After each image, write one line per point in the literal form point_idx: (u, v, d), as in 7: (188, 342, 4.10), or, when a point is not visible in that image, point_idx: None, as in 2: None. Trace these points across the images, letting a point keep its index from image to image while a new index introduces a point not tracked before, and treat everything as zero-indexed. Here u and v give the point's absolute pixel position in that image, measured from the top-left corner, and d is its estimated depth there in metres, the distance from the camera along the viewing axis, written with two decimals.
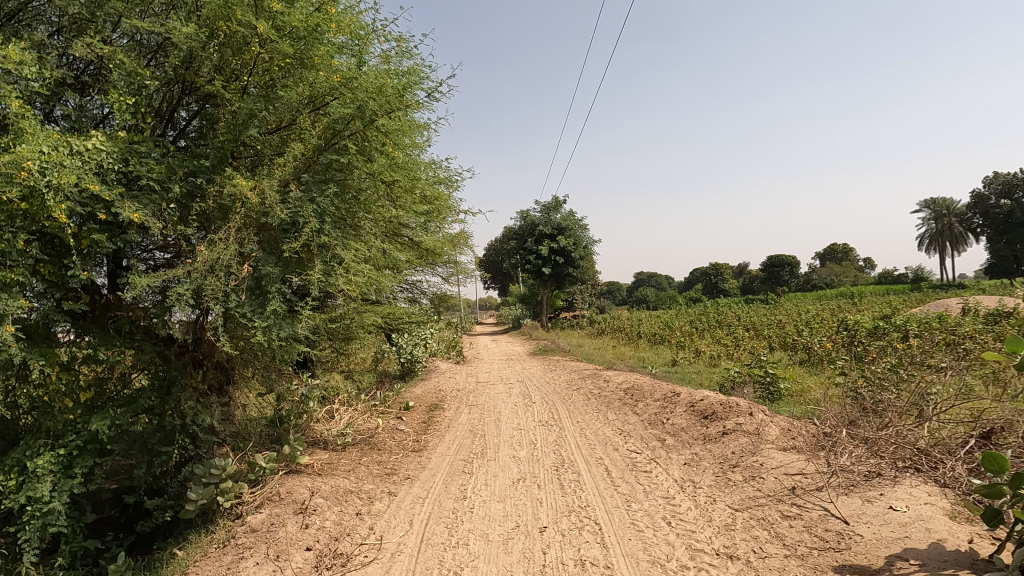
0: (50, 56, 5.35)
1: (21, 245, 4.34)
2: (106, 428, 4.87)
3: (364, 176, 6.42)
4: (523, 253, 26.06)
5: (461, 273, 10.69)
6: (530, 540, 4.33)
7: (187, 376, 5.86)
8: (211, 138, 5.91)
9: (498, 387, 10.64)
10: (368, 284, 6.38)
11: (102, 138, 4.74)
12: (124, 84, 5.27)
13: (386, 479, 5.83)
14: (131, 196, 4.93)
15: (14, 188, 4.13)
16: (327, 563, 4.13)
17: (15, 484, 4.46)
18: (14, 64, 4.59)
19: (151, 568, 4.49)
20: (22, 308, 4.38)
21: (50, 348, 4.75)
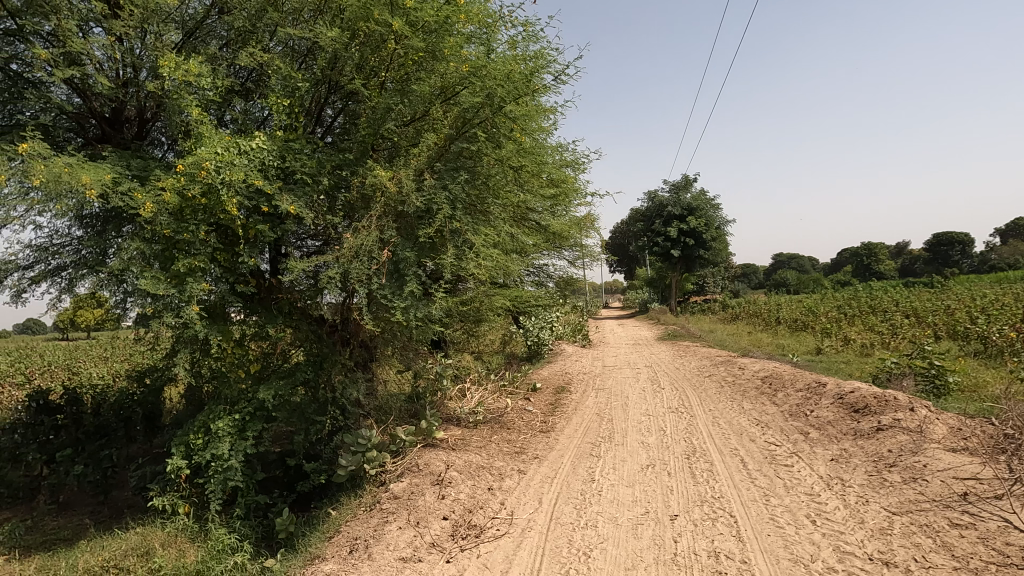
0: (221, 68, 6.06)
1: (202, 235, 5.00)
2: (271, 397, 5.49)
3: (493, 163, 6.53)
4: (650, 235, 25.39)
5: (587, 257, 10.64)
6: (660, 527, 4.26)
7: (337, 353, 6.40)
8: (353, 133, 6.34)
9: (626, 372, 10.51)
10: (497, 269, 6.53)
11: (263, 138, 5.29)
12: (280, 87, 5.83)
13: (515, 457, 6.00)
14: (288, 188, 5.45)
15: (196, 186, 4.80)
16: (462, 533, 4.36)
17: (202, 442, 5.19)
18: (193, 77, 5.27)
19: (311, 524, 5.00)
20: (204, 291, 5.04)
21: (225, 326, 5.41)
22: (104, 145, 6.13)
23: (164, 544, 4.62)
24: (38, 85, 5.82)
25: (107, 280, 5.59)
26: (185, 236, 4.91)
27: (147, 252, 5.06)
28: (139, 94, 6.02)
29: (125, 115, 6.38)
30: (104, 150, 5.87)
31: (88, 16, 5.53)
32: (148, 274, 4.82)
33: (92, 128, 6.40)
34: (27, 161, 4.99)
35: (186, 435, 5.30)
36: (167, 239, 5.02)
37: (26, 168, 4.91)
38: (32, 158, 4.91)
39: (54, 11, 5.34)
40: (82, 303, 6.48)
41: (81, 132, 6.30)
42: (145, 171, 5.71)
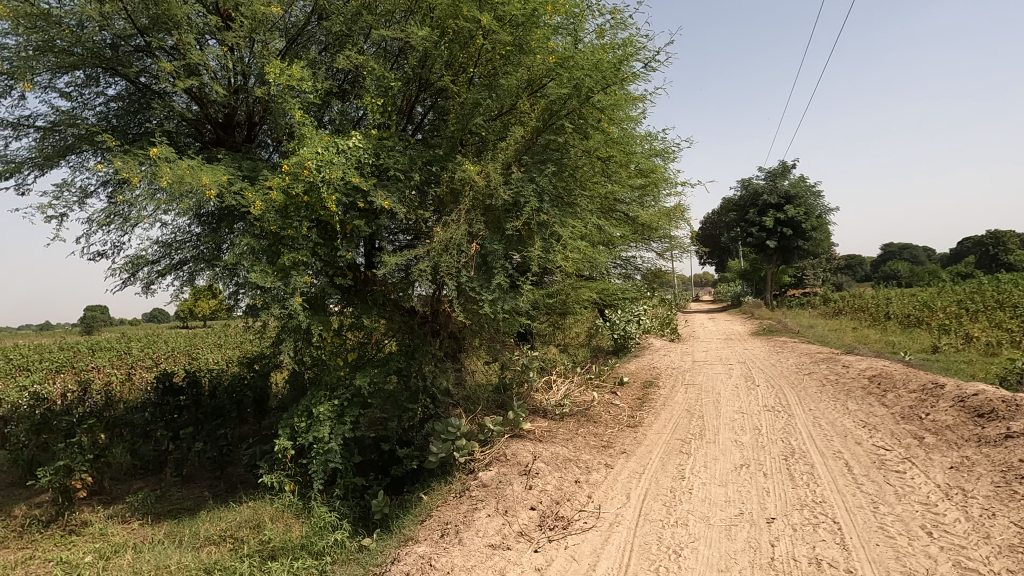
0: (320, 71, 6.40)
1: (305, 231, 5.31)
2: (367, 384, 5.76)
3: (581, 154, 6.47)
4: (744, 225, 24.29)
5: (676, 248, 10.34)
6: (755, 529, 4.09)
7: (428, 343, 6.62)
8: (442, 129, 6.49)
9: (716, 368, 10.14)
10: (584, 261, 6.48)
11: (359, 137, 5.53)
12: (374, 87, 6.08)
13: (602, 451, 5.96)
14: (382, 184, 5.68)
15: (300, 184, 5.10)
16: (550, 524, 4.39)
17: (305, 425, 5.52)
18: (296, 81, 5.60)
19: (404, 507, 5.21)
20: (306, 284, 5.35)
21: (325, 316, 5.73)
22: (219, 149, 6.64)
23: (273, 518, 4.97)
24: (162, 95, 6.38)
25: (222, 273, 6.07)
26: (289, 232, 5.24)
27: (256, 247, 5.43)
28: (248, 99, 6.44)
29: (236, 120, 6.85)
30: (218, 153, 6.36)
31: (203, 29, 6.00)
32: (257, 267, 5.18)
33: (208, 133, 6.94)
34: (154, 165, 5.49)
35: (291, 418, 5.66)
36: (273, 235, 5.37)
37: (153, 172, 5.41)
38: (159, 162, 5.41)
39: (176, 26, 5.84)
40: (200, 294, 7.07)
41: (199, 137, 6.84)
42: (254, 171, 6.13)
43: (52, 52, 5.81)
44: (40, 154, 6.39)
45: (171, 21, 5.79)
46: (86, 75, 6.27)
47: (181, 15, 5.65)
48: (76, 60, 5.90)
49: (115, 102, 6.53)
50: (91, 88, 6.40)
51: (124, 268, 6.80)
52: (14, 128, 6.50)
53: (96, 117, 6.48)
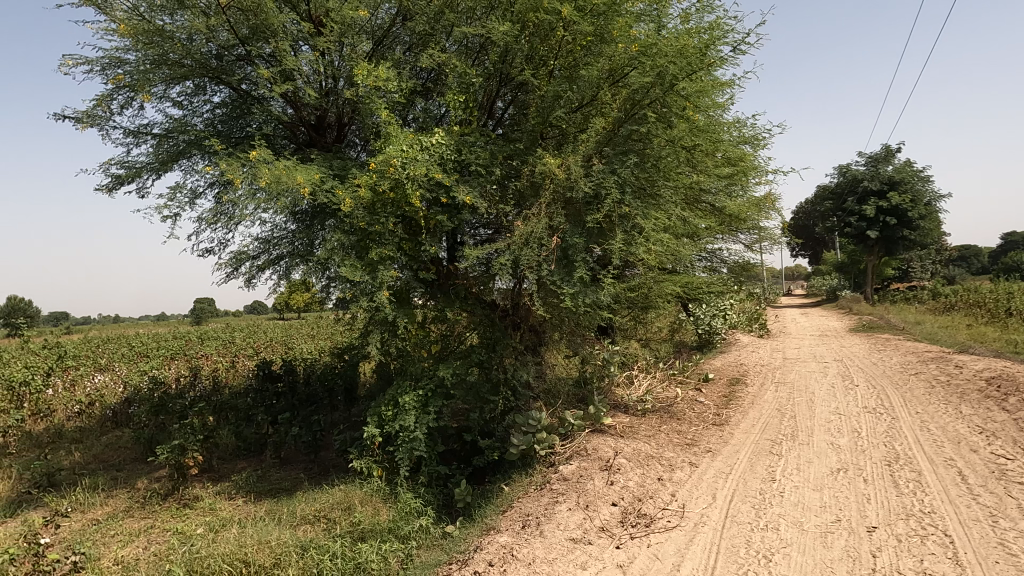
0: (405, 71, 6.59)
1: (391, 227, 5.51)
2: (450, 375, 5.90)
3: (664, 144, 6.30)
4: (841, 215, 22.81)
5: (766, 240, 9.87)
6: (855, 538, 3.85)
7: (508, 336, 6.69)
8: (523, 123, 6.52)
9: (810, 365, 9.60)
10: (667, 254, 6.30)
11: (442, 134, 5.65)
12: (457, 84, 6.19)
13: (686, 449, 5.80)
14: (464, 180, 5.77)
15: (386, 181, 5.28)
16: (632, 521, 4.33)
17: (392, 414, 5.73)
18: (382, 82, 5.79)
19: (486, 497, 5.30)
20: (392, 278, 5.54)
21: (410, 309, 5.91)
22: (312, 149, 6.98)
23: (362, 502, 5.21)
24: (261, 100, 6.78)
25: (314, 267, 6.39)
26: (377, 228, 5.44)
27: (345, 242, 5.67)
28: (338, 101, 6.70)
29: (327, 121, 7.17)
30: (311, 154, 6.69)
31: (297, 36, 6.32)
32: (347, 262, 5.41)
33: (302, 134, 7.31)
34: (255, 167, 5.86)
35: (378, 407, 5.90)
36: (362, 231, 5.59)
37: (254, 173, 5.78)
38: (259, 164, 5.78)
39: (273, 35, 6.19)
40: (295, 287, 7.50)
41: (294, 139, 7.23)
42: (343, 170, 6.41)
43: (166, 64, 6.29)
44: (156, 159, 6.97)
45: (269, 30, 6.15)
46: (195, 84, 6.76)
47: (277, 23, 5.99)
48: (186, 71, 6.36)
49: (220, 109, 7.01)
50: (200, 96, 6.90)
51: (229, 263, 7.31)
52: (135, 136, 7.13)
53: (204, 123, 6.98)
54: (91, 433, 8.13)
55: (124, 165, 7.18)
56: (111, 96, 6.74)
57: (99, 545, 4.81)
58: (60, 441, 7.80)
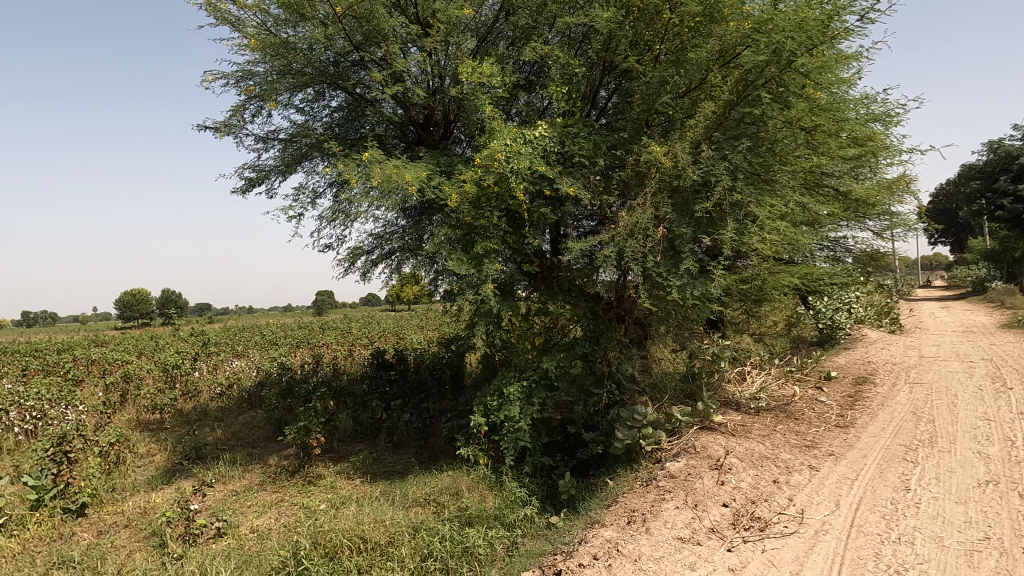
0: (508, 65, 6.66)
1: (495, 220, 5.60)
2: (554, 368, 5.92)
3: (781, 126, 5.91)
4: (991, 197, 20.29)
5: (899, 226, 8.99)
6: (1008, 560, 3.42)
7: (612, 330, 6.60)
8: (627, 111, 6.37)
9: (952, 365, 8.64)
10: (785, 244, 5.87)
11: (545, 126, 5.66)
12: (559, 76, 6.16)
13: (806, 452, 5.43)
14: (567, 171, 5.75)
15: (491, 175, 5.38)
16: (745, 524, 4.13)
17: (497, 404, 5.84)
18: (486, 77, 5.89)
19: (590, 491, 5.28)
20: (497, 271, 5.64)
21: (514, 302, 5.98)
22: (420, 148, 7.25)
23: (469, 488, 5.38)
24: (374, 103, 7.13)
25: (423, 261, 6.64)
26: (482, 222, 5.57)
27: (452, 237, 5.82)
28: (445, 99, 6.89)
29: (434, 120, 7.40)
30: (420, 151, 6.94)
31: (406, 39, 6.58)
32: (454, 256, 5.57)
33: (411, 133, 7.60)
34: (368, 167, 6.19)
35: (484, 397, 6.04)
36: (468, 225, 5.73)
37: (368, 173, 6.10)
38: (372, 163, 6.10)
39: (384, 39, 6.49)
40: (406, 280, 7.85)
41: (404, 138, 7.54)
42: (450, 166, 6.61)
43: (290, 74, 6.77)
44: (283, 162, 7.54)
45: (380, 35, 6.46)
46: (315, 91, 7.24)
47: (387, 28, 6.29)
48: (307, 79, 6.80)
49: (337, 113, 7.45)
50: (319, 102, 7.38)
51: (346, 258, 7.79)
52: (264, 142, 7.76)
53: (323, 127, 7.46)
54: (231, 412, 8.99)
55: (255, 169, 7.84)
56: (244, 106, 7.38)
57: (238, 514, 5.33)
58: (206, 419, 8.70)
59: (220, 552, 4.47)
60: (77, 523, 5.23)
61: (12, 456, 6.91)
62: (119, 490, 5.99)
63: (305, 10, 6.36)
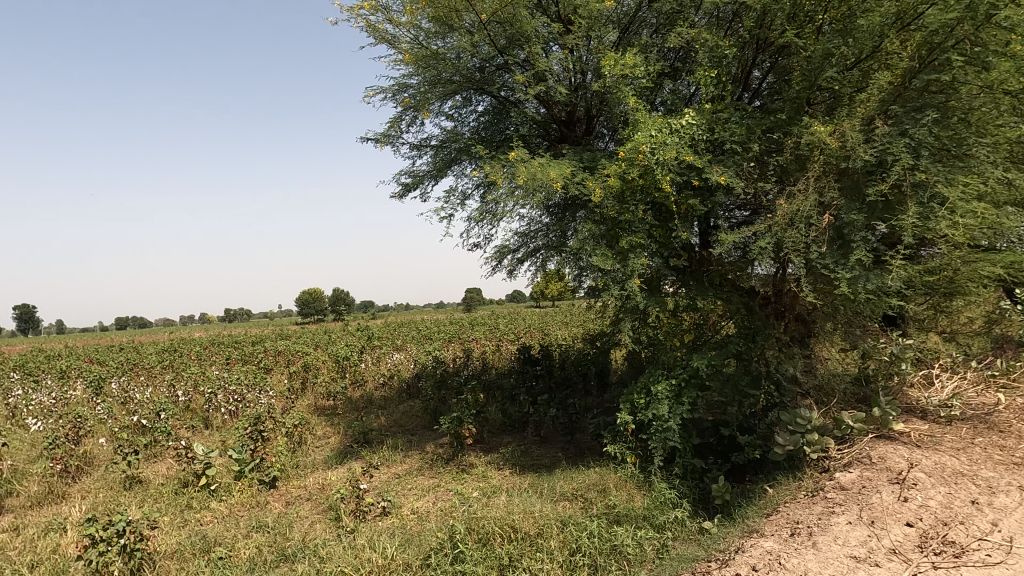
0: (653, 54, 6.48)
1: (640, 214, 5.48)
2: (705, 367, 5.62)
3: (978, 92, 5.08)
4: None
5: None
6: None
7: (771, 327, 6.13)
8: (785, 91, 5.90)
9: None
10: (983, 228, 5.06)
11: (693, 114, 5.43)
12: (708, 59, 5.86)
13: (1015, 470, 4.63)
14: (718, 159, 5.46)
15: (635, 168, 5.29)
16: (935, 548, 3.63)
17: (644, 402, 5.72)
18: (629, 69, 5.77)
19: (747, 497, 4.98)
20: (643, 266, 5.49)
21: (661, 297, 5.82)
22: (563, 145, 7.30)
23: (617, 486, 5.33)
24: (517, 104, 7.32)
25: (568, 258, 6.69)
26: (627, 216, 5.49)
27: (597, 232, 5.86)
28: (587, 95, 6.88)
29: (577, 116, 7.40)
30: (563, 149, 6.99)
31: (548, 38, 6.68)
32: (599, 251, 5.56)
33: (554, 131, 7.68)
34: (514, 167, 6.36)
35: (631, 394, 5.94)
36: (612, 220, 5.71)
37: (513, 173, 6.28)
38: (517, 163, 6.26)
39: (527, 41, 6.64)
40: (550, 277, 7.95)
41: (547, 136, 7.64)
42: (593, 161, 6.58)
43: (440, 83, 7.15)
44: (435, 168, 8.00)
45: (523, 37, 6.61)
46: (463, 97, 7.58)
47: (530, 29, 6.42)
48: (456, 87, 7.15)
49: (483, 116, 7.75)
50: (467, 107, 7.72)
51: (494, 256, 8.09)
52: (418, 149, 8.28)
53: (471, 131, 7.80)
54: (392, 401, 9.72)
55: (411, 175, 8.40)
56: (400, 117, 7.94)
57: (400, 496, 5.76)
58: (371, 406, 9.50)
59: (386, 529, 4.87)
60: (270, 493, 6.00)
61: (220, 433, 8.09)
62: (302, 467, 6.76)
63: (452, 21, 6.63)
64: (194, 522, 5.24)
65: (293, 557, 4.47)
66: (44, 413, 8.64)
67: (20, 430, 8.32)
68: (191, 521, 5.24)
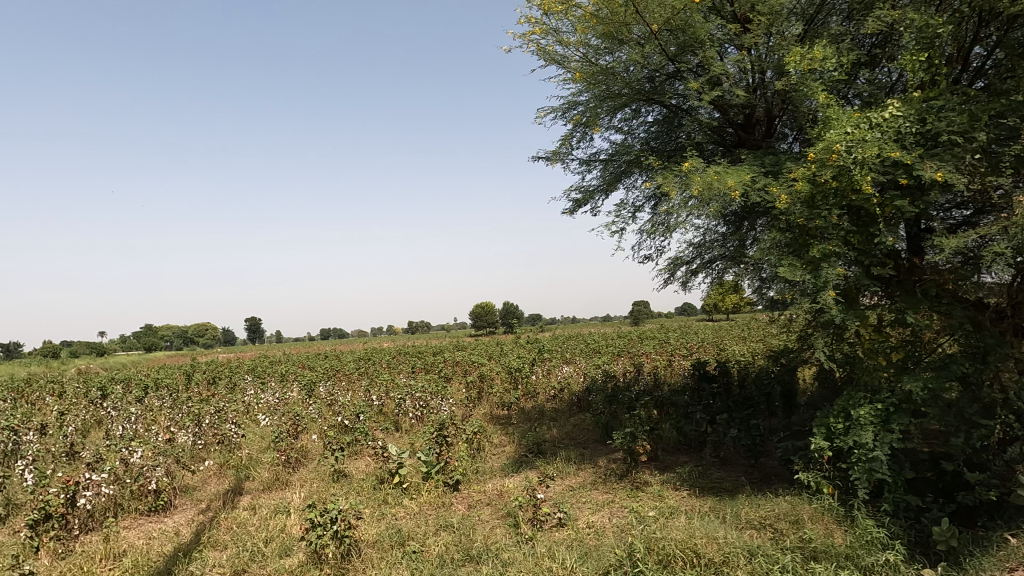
0: (844, 43, 5.94)
1: (834, 220, 4.98)
2: (920, 390, 4.85)
3: None
4: None
5: None
6: None
7: (1007, 346, 5.12)
8: (1020, 67, 5.03)
9: None
10: None
11: (898, 104, 4.86)
12: (915, 41, 5.21)
13: None
14: (932, 153, 4.79)
15: (828, 170, 4.88)
16: None
17: (843, 427, 5.15)
18: (818, 62, 5.33)
19: (981, 546, 4.24)
20: (840, 276, 4.95)
21: (863, 310, 5.18)
22: (740, 150, 6.91)
23: (812, 518, 4.87)
24: (690, 112, 7.11)
25: (748, 270, 6.30)
26: (817, 222, 5.03)
27: (782, 240, 5.47)
28: (768, 95, 6.46)
29: (755, 117, 6.98)
30: (741, 154, 6.62)
31: (723, 40, 6.45)
32: (786, 261, 5.16)
33: (730, 136, 7.31)
34: (688, 177, 6.18)
35: (827, 418, 5.38)
36: (801, 228, 5.28)
37: (688, 183, 6.09)
38: (692, 172, 6.08)
39: (701, 46, 6.45)
40: (727, 289, 7.54)
41: (722, 141, 7.29)
42: (777, 165, 6.15)
43: (610, 97, 7.20)
44: (605, 182, 8.04)
45: (697, 42, 6.43)
46: (633, 109, 7.54)
47: (704, 34, 6.23)
48: (625, 99, 7.13)
49: (654, 127, 7.63)
50: (637, 118, 7.66)
51: (667, 267, 7.89)
52: (587, 165, 8.38)
53: (640, 143, 7.72)
54: (563, 413, 9.85)
55: (581, 191, 8.52)
56: (570, 134, 8.11)
57: (576, 508, 5.81)
58: (543, 418, 9.71)
59: (563, 540, 4.93)
60: (453, 495, 6.40)
61: (409, 435, 8.82)
62: (481, 472, 7.11)
63: (622, 35, 6.64)
64: (390, 516, 5.76)
65: (478, 558, 4.71)
66: (270, 410, 10.11)
67: (253, 424, 9.83)
68: (387, 515, 5.77)
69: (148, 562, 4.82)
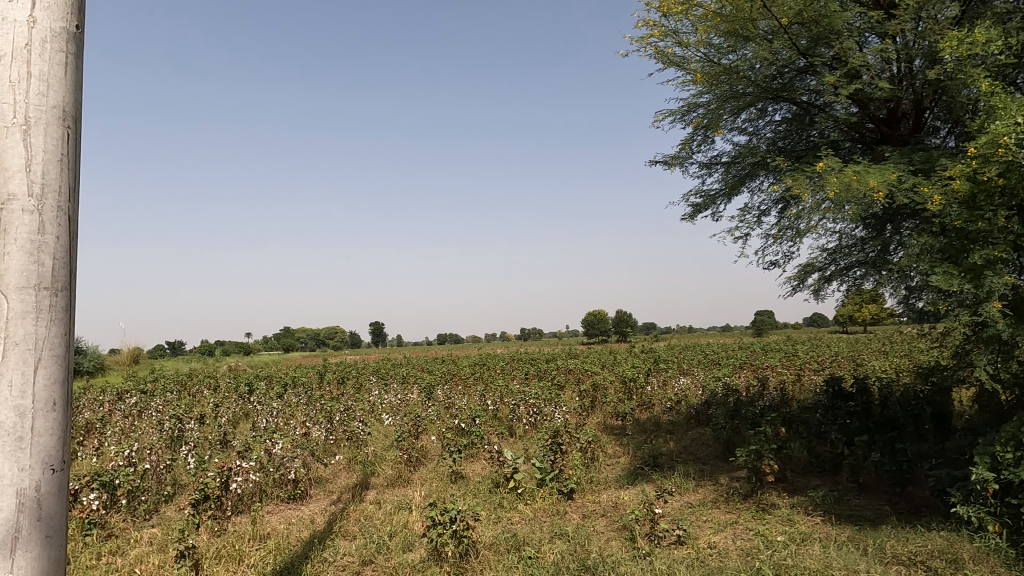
0: (1013, 23, 5.29)
1: (1000, 222, 4.39)
2: None
3: None
4: None
5: None
6: None
7: None
8: None
9: None
10: None
11: None
12: None
13: None
14: None
15: (994, 166, 4.32)
16: None
17: (1014, 458, 4.50)
18: (980, 46, 4.77)
19: None
20: (1008, 285, 4.38)
21: None
22: (883, 146, 6.32)
23: (974, 559, 4.35)
24: (825, 109, 6.67)
25: (893, 277, 5.77)
26: (978, 226, 4.49)
27: (935, 245, 4.98)
28: (917, 85, 5.86)
29: (902, 111, 6.37)
30: (885, 152, 6.06)
31: (864, 28, 6.04)
32: (939, 270, 4.70)
33: (870, 132, 6.73)
34: (822, 178, 5.74)
35: (991, 446, 4.74)
36: (959, 231, 4.74)
37: (821, 184, 5.67)
38: (827, 173, 5.67)
39: (837, 36, 6.02)
40: (866, 299, 6.90)
41: (862, 139, 6.72)
42: (929, 162, 5.55)
43: (732, 98, 6.85)
44: (727, 185, 7.69)
45: (834, 32, 6.00)
46: (759, 108, 7.16)
47: (842, 23, 5.82)
48: (751, 99, 6.78)
49: (782, 126, 7.19)
50: (763, 118, 7.26)
51: (797, 274, 7.40)
52: (708, 168, 8.06)
53: (767, 143, 7.30)
54: (681, 427, 9.48)
55: (701, 195, 8.20)
56: (691, 138, 7.85)
57: (695, 526, 5.57)
58: (660, 430, 9.41)
59: (683, 558, 4.75)
60: (568, 503, 6.38)
61: (523, 441, 8.94)
62: (596, 482, 7.03)
63: (747, 32, 6.34)
64: (506, 520, 5.86)
65: (594, 569, 4.64)
66: (393, 410, 10.66)
67: (378, 422, 10.41)
68: (503, 518, 5.87)
69: (288, 545, 5.25)
